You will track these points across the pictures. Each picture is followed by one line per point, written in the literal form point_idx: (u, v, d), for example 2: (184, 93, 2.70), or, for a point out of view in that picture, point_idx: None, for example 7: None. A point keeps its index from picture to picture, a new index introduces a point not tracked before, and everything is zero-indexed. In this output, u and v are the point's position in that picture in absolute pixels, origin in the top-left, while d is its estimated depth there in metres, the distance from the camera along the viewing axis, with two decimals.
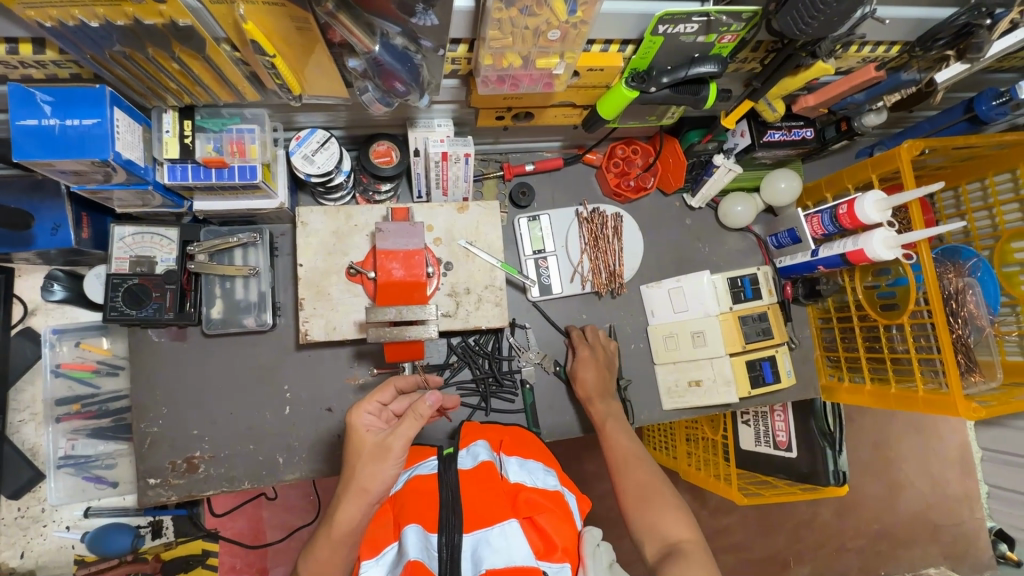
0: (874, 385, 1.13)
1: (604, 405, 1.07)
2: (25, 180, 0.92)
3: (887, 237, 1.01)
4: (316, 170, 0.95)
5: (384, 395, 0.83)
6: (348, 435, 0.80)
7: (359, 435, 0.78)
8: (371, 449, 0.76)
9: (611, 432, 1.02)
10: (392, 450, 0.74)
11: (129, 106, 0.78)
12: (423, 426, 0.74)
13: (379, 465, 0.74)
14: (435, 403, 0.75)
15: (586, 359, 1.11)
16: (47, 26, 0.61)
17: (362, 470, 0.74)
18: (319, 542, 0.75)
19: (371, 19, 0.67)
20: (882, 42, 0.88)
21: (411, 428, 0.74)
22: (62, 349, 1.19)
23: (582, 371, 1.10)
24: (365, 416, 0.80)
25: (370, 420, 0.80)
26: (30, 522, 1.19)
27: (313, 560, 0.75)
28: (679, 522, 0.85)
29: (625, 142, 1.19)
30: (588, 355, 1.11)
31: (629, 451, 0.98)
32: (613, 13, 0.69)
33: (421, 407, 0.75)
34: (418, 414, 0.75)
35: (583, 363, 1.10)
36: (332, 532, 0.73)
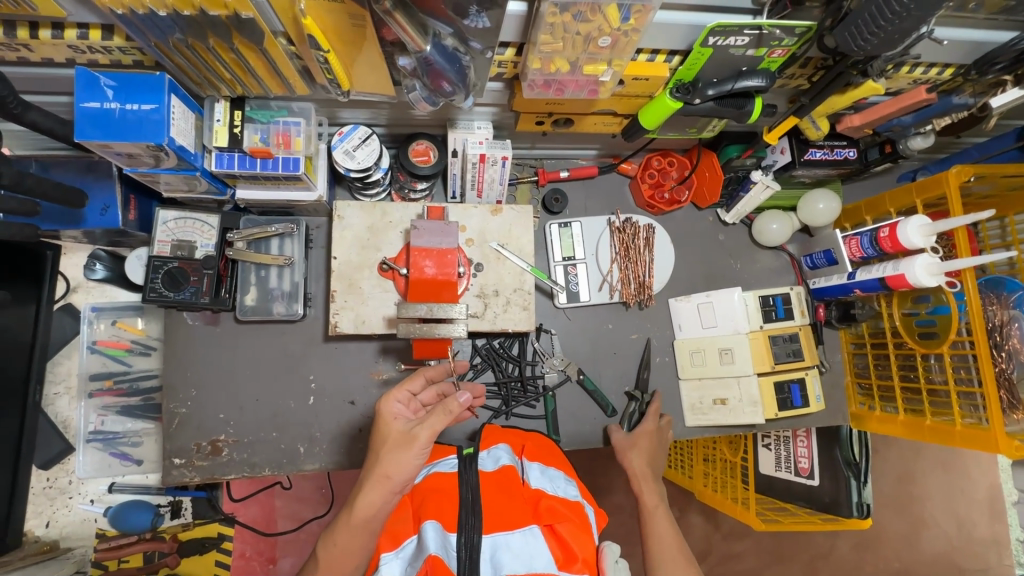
0: (907, 416, 1.10)
1: (654, 489, 1.03)
2: (80, 161, 0.94)
3: (930, 263, 0.98)
4: (356, 165, 0.97)
5: (415, 385, 0.86)
6: (375, 423, 0.81)
7: (387, 421, 0.79)
8: (397, 438, 0.76)
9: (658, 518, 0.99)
10: (417, 440, 0.74)
11: (184, 94, 0.81)
12: (450, 422, 0.74)
13: (403, 454, 0.74)
14: (465, 401, 0.75)
15: (648, 438, 1.08)
16: (118, 13, 0.63)
17: (386, 457, 0.75)
18: (340, 525, 0.76)
19: (425, 18, 0.68)
20: (935, 65, 0.86)
21: (439, 421, 0.74)
22: (99, 327, 1.22)
23: (641, 449, 1.07)
24: (394, 404, 0.81)
25: (399, 408, 0.82)
26: (56, 493, 1.22)
27: (333, 543, 0.76)
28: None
29: (661, 153, 1.19)
30: (652, 428, 1.10)
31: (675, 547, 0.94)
32: (664, 23, 0.69)
33: (452, 404, 0.74)
34: (447, 409, 0.75)
35: (642, 439, 1.08)
36: (352, 518, 0.75)
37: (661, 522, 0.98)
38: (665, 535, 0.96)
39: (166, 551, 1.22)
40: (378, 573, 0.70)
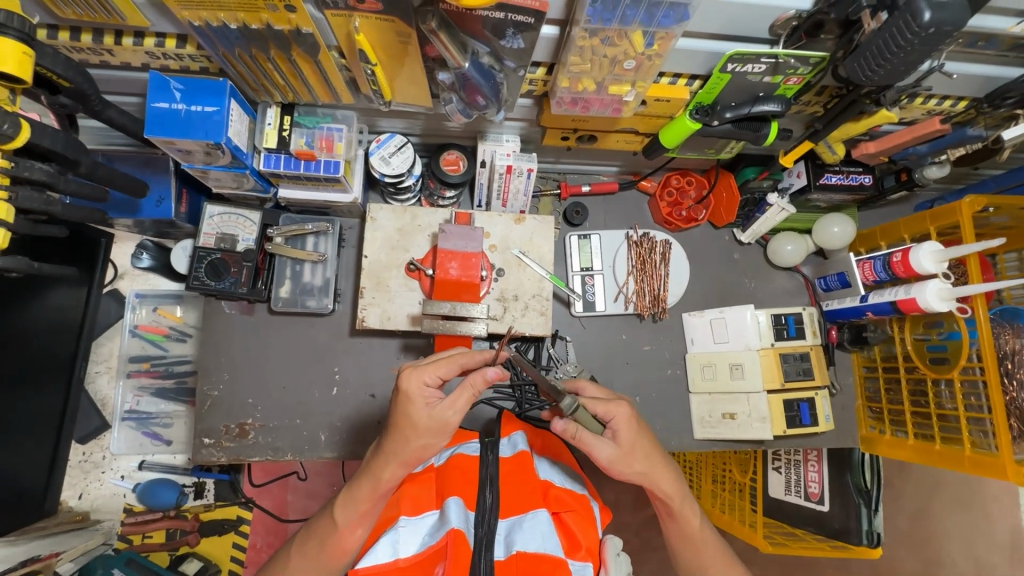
0: (917, 441, 1.10)
1: (670, 475, 0.86)
2: (141, 156, 1.03)
3: (941, 288, 1.00)
4: (390, 171, 1.03)
5: (442, 368, 0.77)
6: (398, 399, 0.76)
7: (414, 406, 0.75)
8: (430, 427, 0.75)
9: (685, 511, 0.88)
10: (451, 426, 0.76)
11: (241, 99, 0.89)
12: (477, 396, 0.76)
13: (435, 437, 0.76)
14: (492, 377, 0.75)
15: (637, 439, 0.82)
16: (195, 25, 0.71)
17: (417, 442, 0.75)
18: (362, 485, 0.78)
19: (465, 38, 0.74)
20: (948, 97, 0.90)
21: (468, 399, 0.75)
22: (141, 312, 1.31)
23: (637, 455, 0.83)
24: (423, 384, 0.76)
25: (425, 390, 0.76)
26: (90, 466, 1.29)
27: (354, 509, 0.79)
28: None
29: (680, 172, 1.23)
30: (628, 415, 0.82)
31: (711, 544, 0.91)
32: (686, 49, 0.75)
33: (479, 380, 0.75)
34: (473, 386, 0.75)
35: (627, 434, 0.82)
36: (379, 487, 0.77)
37: (692, 515, 0.89)
38: (695, 527, 0.90)
39: (187, 529, 1.29)
40: (396, 531, 0.75)
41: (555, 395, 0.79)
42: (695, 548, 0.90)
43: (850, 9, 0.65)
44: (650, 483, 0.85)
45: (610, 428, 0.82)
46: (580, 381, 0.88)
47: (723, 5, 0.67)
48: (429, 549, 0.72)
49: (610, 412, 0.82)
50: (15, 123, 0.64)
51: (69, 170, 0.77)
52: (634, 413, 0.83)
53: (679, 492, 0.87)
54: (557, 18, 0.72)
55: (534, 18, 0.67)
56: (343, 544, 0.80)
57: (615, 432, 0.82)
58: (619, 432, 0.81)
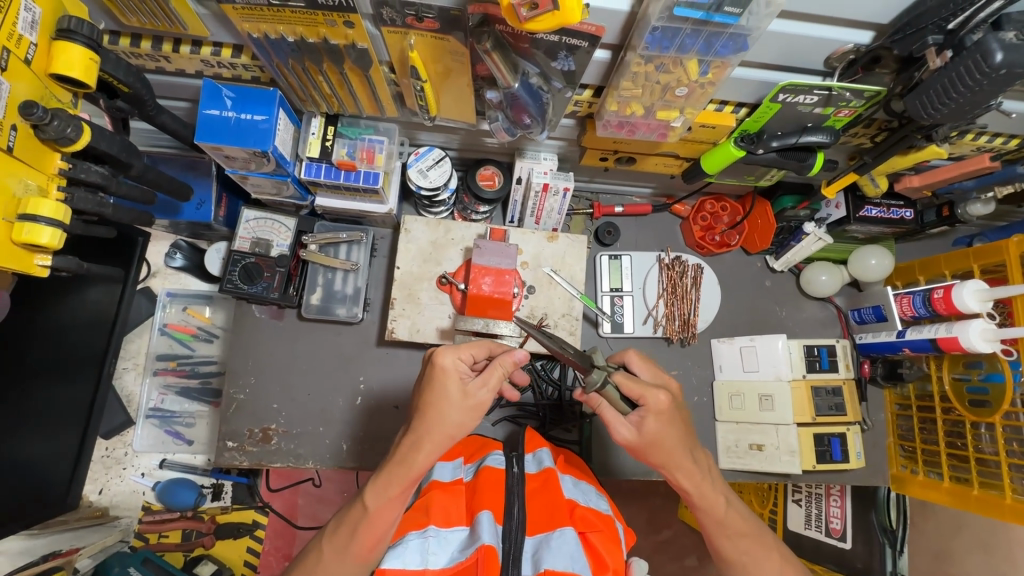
0: (952, 484, 1.07)
1: (691, 469, 0.81)
2: (184, 160, 1.05)
3: (985, 328, 0.97)
4: (427, 184, 1.04)
5: (477, 350, 0.78)
6: (432, 373, 0.75)
7: (449, 380, 0.74)
8: (464, 403, 0.74)
9: (708, 501, 0.83)
10: (484, 402, 0.75)
11: (289, 109, 0.90)
12: (508, 378, 0.76)
13: (469, 415, 0.74)
14: (521, 358, 0.77)
15: (663, 431, 0.77)
16: (254, 37, 0.72)
17: (452, 416, 0.73)
18: (394, 470, 0.74)
19: (517, 59, 0.74)
20: (1000, 135, 0.88)
21: (499, 379, 0.75)
22: (171, 311, 1.33)
23: (659, 447, 0.78)
24: (458, 361, 0.75)
25: (461, 367, 0.75)
26: (111, 462, 1.30)
27: (384, 494, 0.75)
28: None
29: (714, 197, 1.23)
30: (662, 403, 0.76)
31: (742, 538, 0.86)
32: (739, 78, 0.75)
33: (508, 359, 0.76)
34: (503, 366, 0.76)
35: (654, 424, 0.76)
36: (410, 471, 0.74)
37: (718, 503, 0.84)
38: (722, 514, 0.85)
39: (204, 530, 1.29)
40: (427, 541, 0.73)
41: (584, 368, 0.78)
42: (724, 536, 0.86)
43: (915, 45, 0.63)
44: (669, 473, 0.81)
45: (638, 412, 0.77)
46: (627, 354, 0.87)
47: (783, 37, 0.66)
48: (459, 564, 0.70)
49: (644, 396, 0.76)
50: (77, 126, 0.67)
51: (121, 173, 0.79)
52: (668, 404, 0.77)
53: (700, 488, 0.83)
54: (611, 43, 0.72)
55: (588, 42, 0.67)
56: (376, 533, 0.76)
57: (642, 420, 0.77)
58: (643, 421, 0.77)
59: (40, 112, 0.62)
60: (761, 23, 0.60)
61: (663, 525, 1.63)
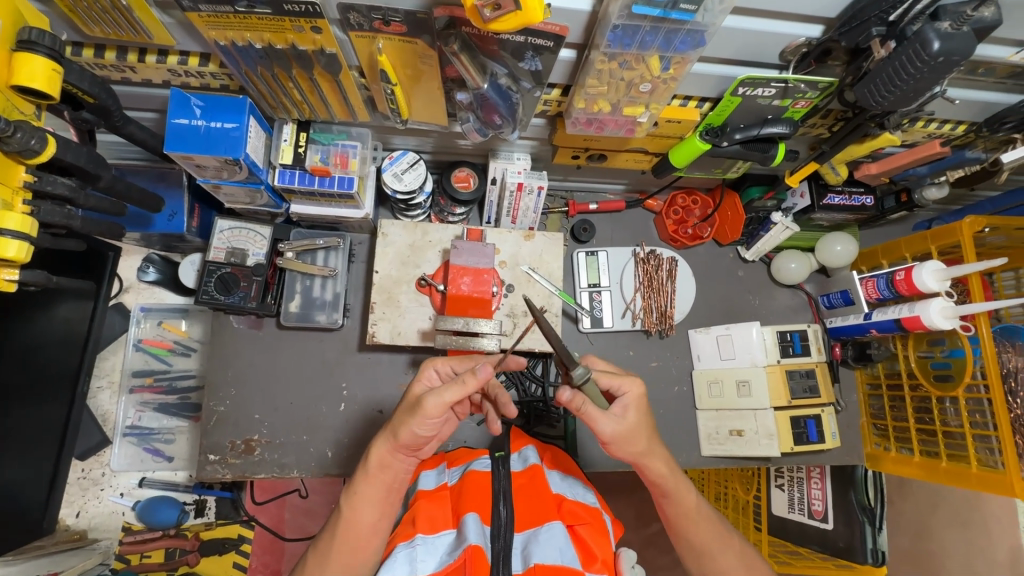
0: (923, 458, 1.11)
1: (663, 455, 0.85)
2: (155, 171, 1.03)
3: (945, 305, 1.01)
4: (402, 188, 1.04)
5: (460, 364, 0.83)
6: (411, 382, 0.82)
7: (415, 382, 0.81)
8: (412, 402, 0.78)
9: (680, 490, 0.87)
10: (426, 408, 0.72)
11: (260, 116, 0.90)
12: (462, 395, 0.71)
13: (413, 416, 0.74)
14: (485, 377, 0.72)
15: (642, 419, 0.80)
16: (220, 44, 0.73)
17: (403, 413, 0.77)
18: (359, 469, 0.80)
19: (485, 60, 0.75)
20: (948, 121, 0.94)
21: (452, 392, 0.72)
22: (145, 326, 1.31)
23: (639, 436, 0.80)
24: (432, 369, 0.83)
25: (433, 376, 0.83)
26: (88, 484, 1.27)
27: (353, 493, 0.79)
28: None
29: (685, 192, 1.27)
30: (638, 393, 0.80)
31: (709, 531, 0.88)
32: (699, 73, 0.78)
33: (470, 376, 0.72)
34: (465, 383, 0.72)
35: (634, 414, 0.79)
36: (368, 468, 0.79)
37: (688, 492, 0.87)
38: (692, 503, 0.88)
39: (188, 548, 1.25)
40: (413, 549, 0.72)
41: (568, 363, 0.75)
42: (693, 527, 0.88)
43: (860, 37, 0.67)
44: (643, 464, 0.84)
45: (618, 404, 0.80)
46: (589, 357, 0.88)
47: (738, 32, 0.69)
48: (447, 568, 0.70)
49: (623, 387, 0.80)
50: (41, 138, 0.66)
51: (89, 185, 0.78)
52: (643, 392, 0.81)
53: (671, 478, 0.86)
54: (576, 42, 0.74)
55: (553, 41, 0.69)
56: (360, 541, 0.77)
57: (623, 410, 0.79)
58: (623, 412, 0.79)
59: (2, 123, 0.61)
60: (717, 19, 0.62)
61: (653, 517, 1.65)
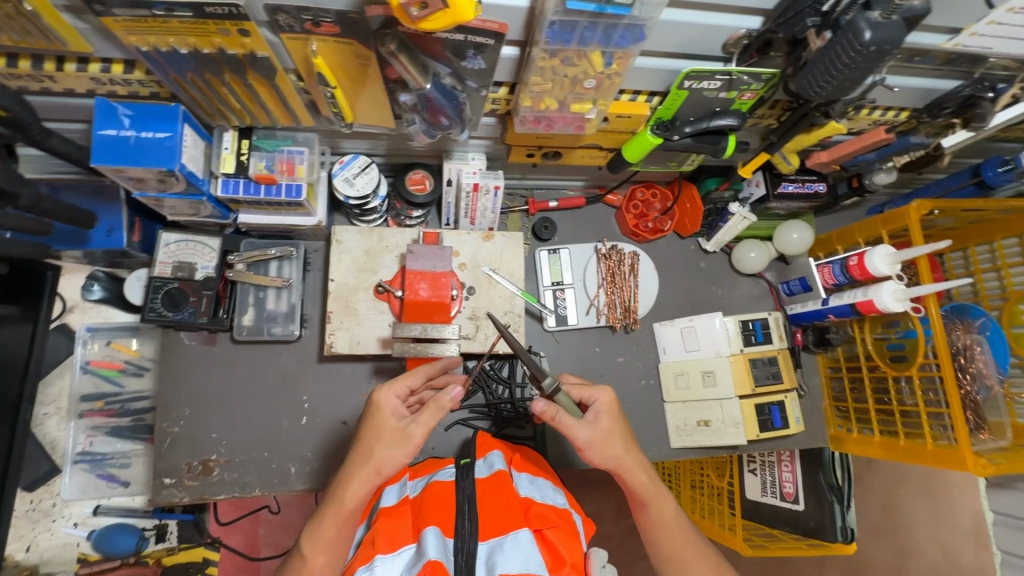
0: (883, 437, 1.14)
1: (642, 461, 0.85)
2: (90, 185, 0.99)
3: (896, 289, 1.04)
4: (355, 193, 1.02)
5: (412, 379, 0.82)
6: (369, 412, 0.78)
7: (380, 416, 0.76)
8: (388, 434, 0.75)
9: (657, 496, 0.86)
10: (414, 438, 0.74)
11: (196, 124, 0.86)
12: (444, 420, 0.74)
13: (397, 451, 0.74)
14: (457, 397, 0.75)
15: (616, 424, 0.81)
16: (143, 50, 0.69)
17: (380, 450, 0.74)
18: (327, 512, 0.76)
19: (426, 60, 0.73)
20: (892, 108, 0.96)
21: (433, 419, 0.74)
22: (93, 347, 1.24)
23: (615, 441, 0.81)
24: (393, 397, 0.78)
25: (396, 401, 0.78)
26: (39, 516, 1.22)
27: (321, 538, 0.75)
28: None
29: (644, 185, 1.26)
30: (610, 400, 0.81)
31: (683, 539, 0.88)
32: (643, 67, 0.77)
33: (445, 398, 0.74)
34: (440, 407, 0.74)
35: (607, 419, 0.81)
36: (339, 510, 0.75)
37: (664, 499, 0.87)
38: (670, 511, 0.88)
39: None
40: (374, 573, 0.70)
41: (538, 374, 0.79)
42: (669, 534, 0.88)
43: (797, 28, 0.67)
44: (621, 472, 0.83)
45: (591, 411, 0.81)
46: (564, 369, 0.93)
47: (677, 25, 0.69)
48: None
49: (594, 395, 0.81)
50: None
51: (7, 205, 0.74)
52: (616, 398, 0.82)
53: (650, 487, 0.86)
54: (517, 39, 0.72)
55: (493, 39, 0.67)
56: None
57: (597, 417, 0.80)
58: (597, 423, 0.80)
59: None
60: (653, 12, 0.62)
61: (632, 508, 1.66)
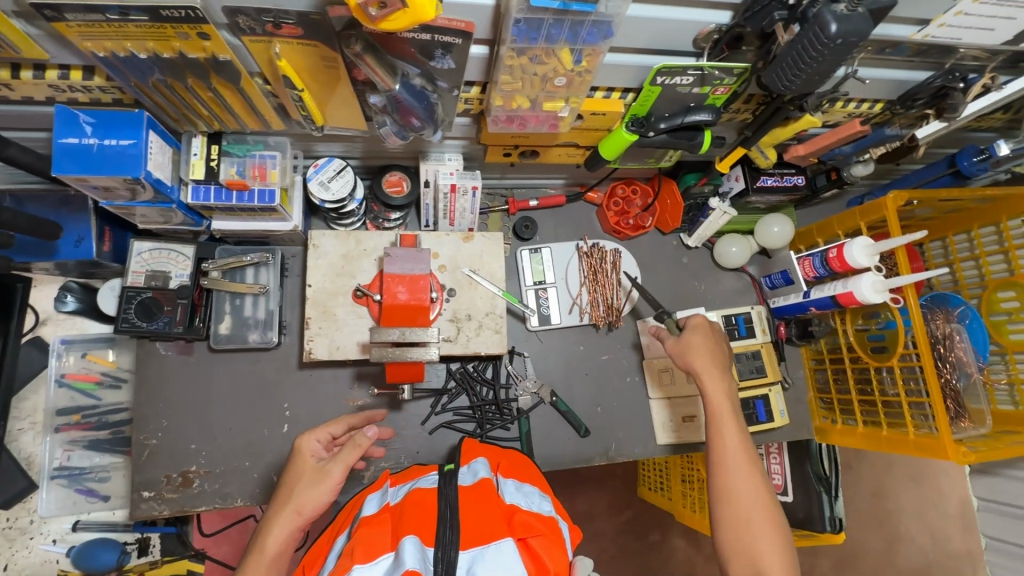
0: (867, 428, 1.14)
1: (716, 372, 0.95)
2: (56, 195, 0.97)
3: (876, 280, 1.04)
4: (330, 197, 1.00)
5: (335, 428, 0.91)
6: (293, 461, 0.85)
7: (303, 458, 0.84)
8: (310, 474, 0.80)
9: (722, 411, 0.91)
10: (331, 474, 0.78)
11: (162, 130, 0.84)
12: (361, 455, 0.81)
13: (317, 488, 0.77)
14: (372, 435, 0.84)
15: (700, 338, 1.00)
16: (100, 56, 0.67)
17: (300, 490, 0.78)
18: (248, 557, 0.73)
19: (394, 61, 0.71)
20: (866, 99, 0.95)
21: (350, 455, 0.80)
22: (68, 360, 1.21)
23: (693, 347, 0.98)
24: (314, 441, 0.87)
25: (318, 445, 0.87)
26: (16, 534, 1.20)
27: None
28: (776, 558, 0.78)
29: (625, 182, 1.26)
30: (702, 323, 1.02)
31: (747, 467, 0.85)
32: (614, 63, 0.76)
33: (360, 436, 0.83)
34: (359, 444, 0.82)
35: (695, 331, 1.01)
36: (262, 556, 0.73)
37: (724, 415, 0.91)
38: (728, 428, 0.89)
39: None
40: None
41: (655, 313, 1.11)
42: (726, 451, 0.87)
43: (764, 21, 0.67)
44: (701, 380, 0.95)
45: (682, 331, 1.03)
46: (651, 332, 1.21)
47: (645, 21, 0.68)
48: None
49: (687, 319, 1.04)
50: None
51: None
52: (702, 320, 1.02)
53: (720, 397, 0.92)
54: (485, 38, 0.71)
55: (461, 38, 0.66)
56: None
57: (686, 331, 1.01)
58: (687, 331, 1.01)
59: None
60: (619, 8, 0.61)
61: (623, 505, 1.66)
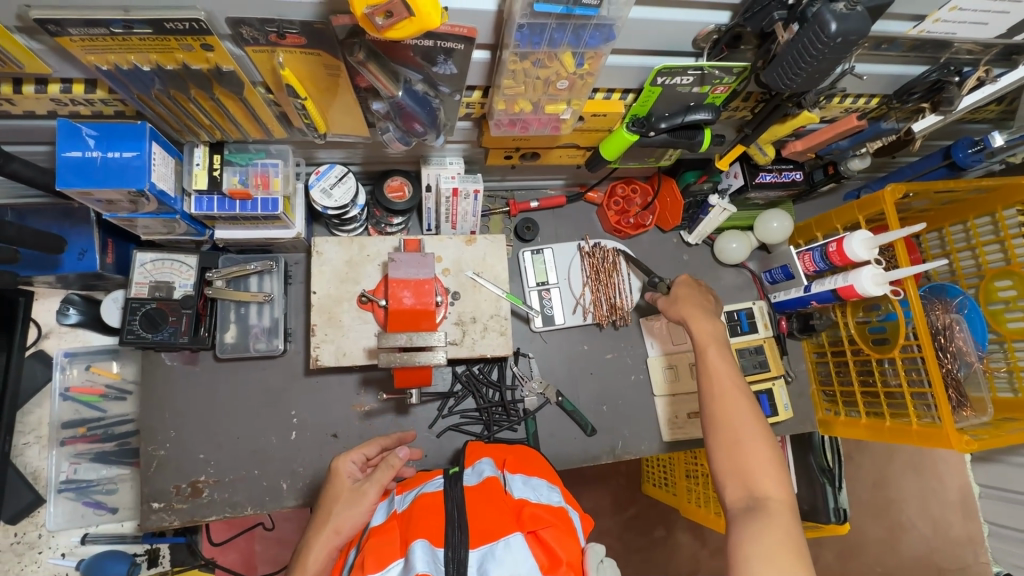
0: (870, 419, 1.15)
1: (706, 316, 0.99)
2: (58, 208, 0.97)
3: (875, 274, 1.05)
4: (333, 203, 1.00)
5: (369, 450, 0.96)
6: (329, 480, 0.91)
7: (338, 479, 0.90)
8: (344, 493, 0.87)
9: (709, 346, 0.94)
10: (368, 494, 0.85)
11: (164, 141, 0.84)
12: (394, 475, 0.89)
13: (354, 508, 0.84)
14: (404, 455, 0.92)
15: (690, 291, 1.06)
16: (103, 69, 0.67)
17: (338, 512, 0.84)
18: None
19: (396, 67, 0.72)
20: (862, 95, 0.96)
21: (384, 475, 0.88)
22: (72, 372, 1.22)
23: (680, 297, 1.05)
24: (350, 463, 0.93)
25: (353, 467, 0.93)
26: (25, 548, 1.20)
27: None
28: (769, 478, 0.77)
29: (624, 181, 1.27)
30: (687, 278, 1.09)
31: (735, 393, 0.86)
32: (615, 66, 0.77)
33: (394, 458, 0.91)
34: (392, 465, 0.90)
35: (684, 284, 1.08)
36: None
37: (711, 347, 0.93)
38: (715, 359, 0.92)
39: None
40: None
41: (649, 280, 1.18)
42: (711, 379, 0.90)
43: (764, 21, 0.68)
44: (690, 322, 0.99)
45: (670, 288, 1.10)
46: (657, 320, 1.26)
47: (644, 23, 0.68)
48: None
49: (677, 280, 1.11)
50: None
51: None
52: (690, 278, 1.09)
53: (709, 334, 0.96)
54: (487, 43, 0.72)
55: (463, 44, 0.66)
56: None
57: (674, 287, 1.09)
58: (675, 287, 1.08)
59: None
60: (621, 11, 0.61)
61: (628, 502, 1.67)
